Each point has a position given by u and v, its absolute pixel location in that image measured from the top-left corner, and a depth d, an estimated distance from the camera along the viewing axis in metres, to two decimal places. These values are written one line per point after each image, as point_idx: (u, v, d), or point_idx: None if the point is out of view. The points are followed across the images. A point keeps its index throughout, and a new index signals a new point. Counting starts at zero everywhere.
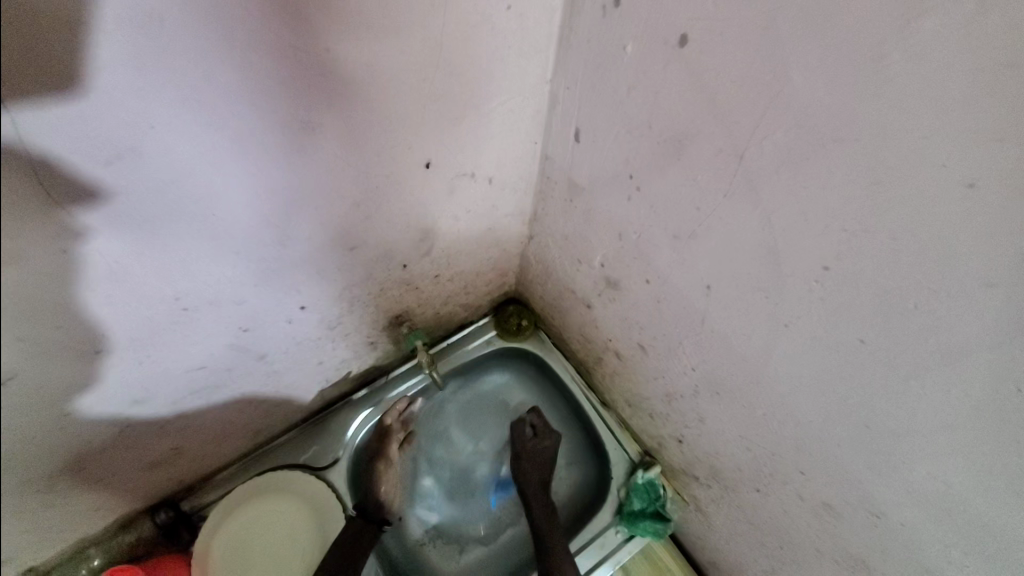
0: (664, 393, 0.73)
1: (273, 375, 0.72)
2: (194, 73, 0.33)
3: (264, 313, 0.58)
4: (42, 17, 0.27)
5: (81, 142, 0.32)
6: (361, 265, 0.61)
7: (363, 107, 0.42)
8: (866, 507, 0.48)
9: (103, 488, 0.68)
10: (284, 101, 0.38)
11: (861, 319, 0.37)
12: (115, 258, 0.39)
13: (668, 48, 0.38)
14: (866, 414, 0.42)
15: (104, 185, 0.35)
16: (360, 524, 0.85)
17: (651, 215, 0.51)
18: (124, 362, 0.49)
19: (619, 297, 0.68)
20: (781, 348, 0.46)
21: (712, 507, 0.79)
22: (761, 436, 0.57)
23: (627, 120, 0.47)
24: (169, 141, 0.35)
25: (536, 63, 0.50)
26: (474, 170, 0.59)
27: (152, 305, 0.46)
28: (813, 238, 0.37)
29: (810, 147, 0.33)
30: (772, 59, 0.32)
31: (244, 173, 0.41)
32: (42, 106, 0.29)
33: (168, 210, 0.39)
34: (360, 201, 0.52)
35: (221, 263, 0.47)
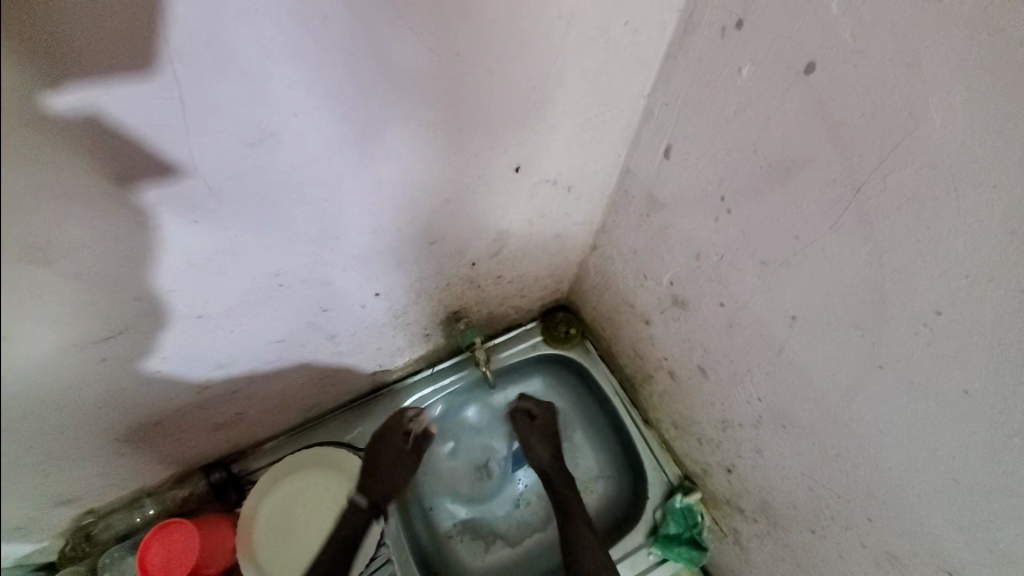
0: (718, 419, 0.72)
1: (338, 355, 0.74)
2: (340, 70, 0.35)
3: (344, 296, 0.60)
4: (227, 9, 0.29)
5: (230, 124, 0.35)
6: (437, 259, 0.63)
7: (473, 108, 0.44)
8: (939, 565, 0.46)
9: (170, 443, 0.73)
10: (406, 99, 0.40)
11: (969, 371, 0.36)
12: (233, 232, 0.42)
13: (791, 74, 0.38)
14: (955, 470, 0.40)
15: (240, 165, 0.37)
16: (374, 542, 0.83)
17: (739, 238, 0.51)
18: (220, 328, 0.53)
19: (685, 318, 0.67)
20: (868, 389, 0.45)
21: (754, 542, 0.77)
22: (827, 476, 0.55)
23: (728, 141, 0.46)
24: (305, 129, 0.38)
25: (638, 78, 0.51)
26: (557, 178, 0.60)
27: (253, 279, 0.49)
28: (927, 281, 0.35)
29: (941, 189, 0.32)
30: (912, 96, 0.31)
31: (359, 163, 0.43)
32: (211, 90, 0.32)
33: (287, 192, 0.42)
34: (450, 199, 0.53)
35: (320, 246, 0.50)
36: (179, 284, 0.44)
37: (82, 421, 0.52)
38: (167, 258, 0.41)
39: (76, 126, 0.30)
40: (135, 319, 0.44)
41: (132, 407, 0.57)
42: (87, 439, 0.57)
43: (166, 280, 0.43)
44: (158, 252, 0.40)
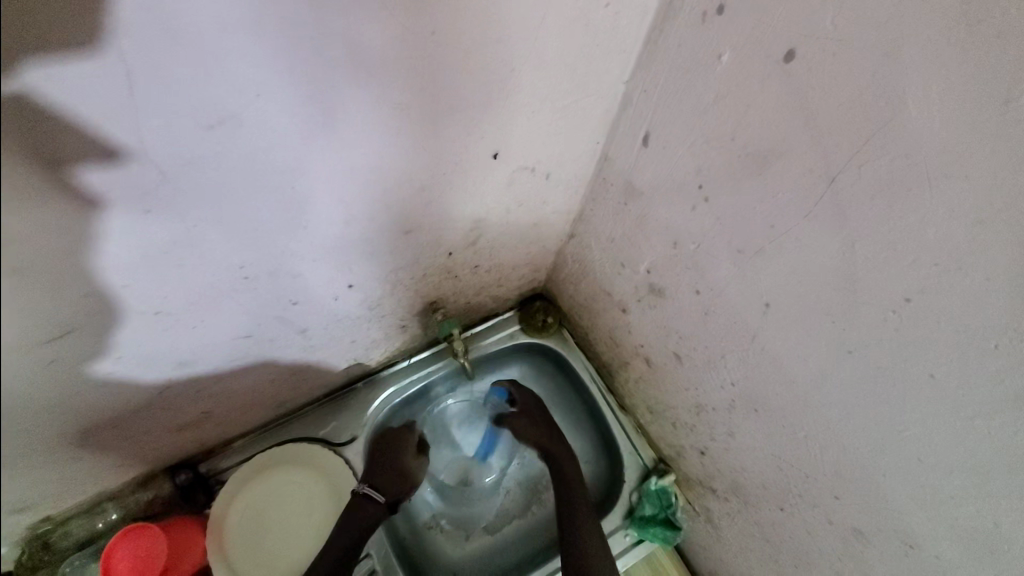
0: (693, 404, 0.73)
1: (310, 349, 0.72)
2: (306, 47, 0.33)
3: (315, 288, 0.58)
4: None
5: (186, 105, 0.32)
6: (412, 249, 0.61)
7: (450, 91, 0.42)
8: (900, 536, 0.49)
9: (131, 445, 0.69)
10: (379, 81, 0.38)
11: (935, 354, 0.37)
12: (192, 222, 0.40)
13: (771, 62, 0.38)
14: (919, 448, 0.42)
15: (197, 150, 0.35)
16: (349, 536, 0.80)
17: (716, 227, 0.51)
18: (180, 324, 0.50)
19: (661, 305, 0.68)
20: (837, 373, 0.46)
21: (726, 521, 0.80)
22: (797, 457, 0.57)
23: (707, 130, 0.46)
24: (269, 111, 0.35)
25: (618, 64, 0.50)
26: (535, 165, 0.59)
27: (217, 272, 0.46)
28: (897, 269, 0.36)
29: (914, 178, 0.33)
30: (889, 86, 0.32)
31: (328, 148, 0.41)
32: (162, 67, 0.29)
33: (251, 179, 0.39)
34: (425, 186, 0.51)
35: (288, 236, 0.47)
36: (134, 279, 0.41)
37: (31, 424, 0.48)
38: (120, 253, 0.38)
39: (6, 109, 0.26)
40: (85, 317, 0.41)
41: (86, 409, 0.53)
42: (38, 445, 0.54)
43: (118, 275, 0.40)
44: (107, 246, 0.37)
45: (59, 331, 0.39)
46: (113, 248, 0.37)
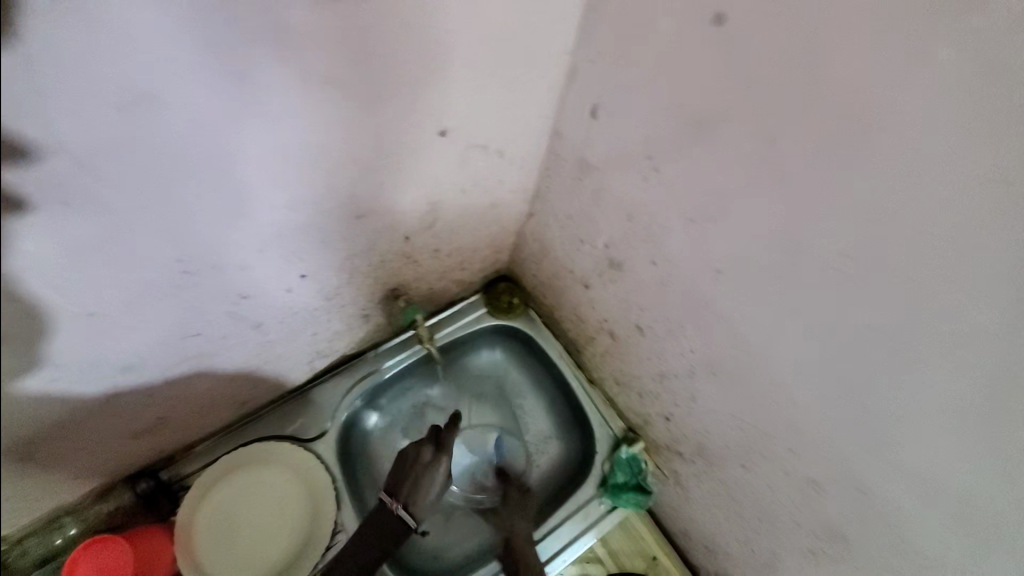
0: (656, 373, 0.75)
1: (266, 346, 0.70)
2: (226, 15, 0.31)
3: (264, 281, 0.56)
4: None
5: (95, 83, 0.30)
6: (364, 235, 0.60)
7: (390, 63, 0.41)
8: (855, 485, 0.50)
9: (83, 457, 0.66)
10: (312, 52, 0.36)
11: (870, 306, 0.39)
12: (122, 215, 0.37)
13: (704, 26, 0.39)
14: (863, 396, 0.44)
15: (115, 133, 0.33)
16: None
17: (666, 196, 0.52)
18: (119, 325, 0.47)
19: (621, 279, 0.69)
20: (785, 332, 0.48)
21: (693, 481, 0.83)
22: (753, 415, 0.59)
23: (652, 99, 0.47)
24: (190, 88, 0.33)
25: (561, 33, 0.50)
26: (487, 143, 0.58)
27: (155, 268, 0.43)
28: (835, 225, 0.38)
29: (843, 136, 0.34)
30: (815, 45, 0.33)
31: (262, 129, 0.39)
32: (63, 39, 0.28)
33: (177, 164, 0.37)
34: (372, 167, 0.50)
35: (229, 225, 0.45)
36: (62, 280, 0.38)
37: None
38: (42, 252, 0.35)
39: None
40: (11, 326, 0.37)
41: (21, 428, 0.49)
42: None
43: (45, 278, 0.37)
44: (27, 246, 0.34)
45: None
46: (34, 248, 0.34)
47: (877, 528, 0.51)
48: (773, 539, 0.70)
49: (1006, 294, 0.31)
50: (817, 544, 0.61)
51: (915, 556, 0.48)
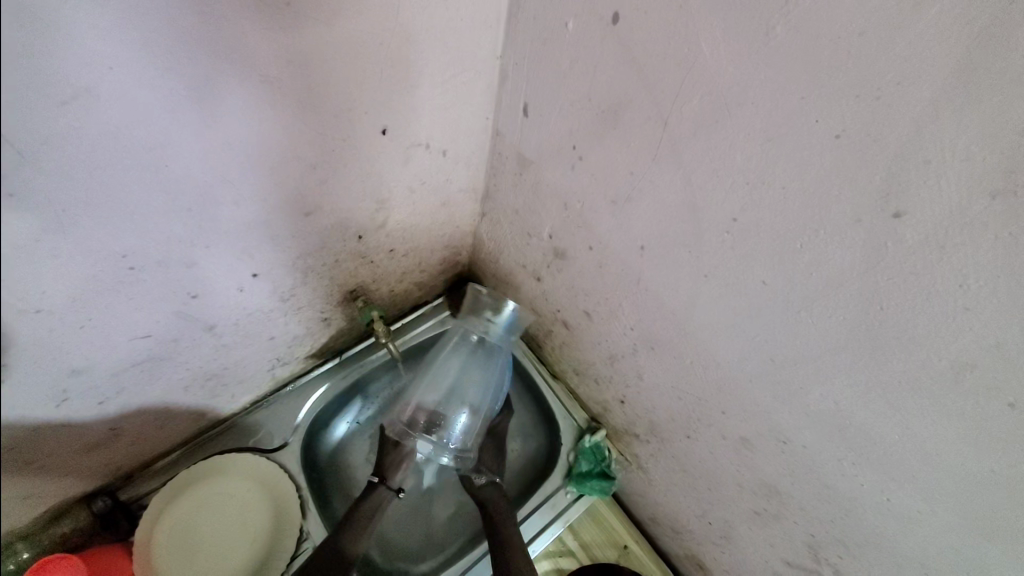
0: (606, 356, 0.79)
1: (222, 350, 0.71)
2: (158, 16, 0.34)
3: (214, 279, 0.58)
4: None
5: (37, 81, 0.32)
6: (315, 233, 0.63)
7: (322, 63, 0.45)
8: (775, 436, 0.55)
9: (35, 474, 0.65)
10: (243, 54, 0.40)
11: (763, 262, 0.44)
12: (63, 208, 0.39)
13: (603, 24, 0.44)
14: (772, 349, 0.49)
15: (55, 127, 0.35)
16: None
17: (592, 182, 0.57)
18: (62, 324, 0.48)
19: (566, 267, 0.74)
20: (703, 298, 0.53)
21: (651, 462, 0.86)
22: (690, 383, 0.63)
23: (570, 93, 0.52)
24: (125, 85, 0.36)
25: (487, 37, 0.55)
26: (428, 142, 0.62)
27: (97, 263, 0.45)
28: (725, 192, 0.43)
29: (720, 112, 0.39)
30: (687, 34, 0.38)
31: (200, 124, 0.42)
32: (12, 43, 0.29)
33: (113, 156, 0.39)
34: (316, 164, 0.54)
35: (171, 220, 0.47)
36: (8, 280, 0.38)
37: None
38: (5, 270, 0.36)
39: None
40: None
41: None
42: None
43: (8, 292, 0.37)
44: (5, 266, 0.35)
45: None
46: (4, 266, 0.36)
47: (803, 477, 0.55)
48: (723, 507, 0.73)
49: (858, 238, 0.36)
50: (758, 503, 0.65)
51: (834, 498, 0.52)
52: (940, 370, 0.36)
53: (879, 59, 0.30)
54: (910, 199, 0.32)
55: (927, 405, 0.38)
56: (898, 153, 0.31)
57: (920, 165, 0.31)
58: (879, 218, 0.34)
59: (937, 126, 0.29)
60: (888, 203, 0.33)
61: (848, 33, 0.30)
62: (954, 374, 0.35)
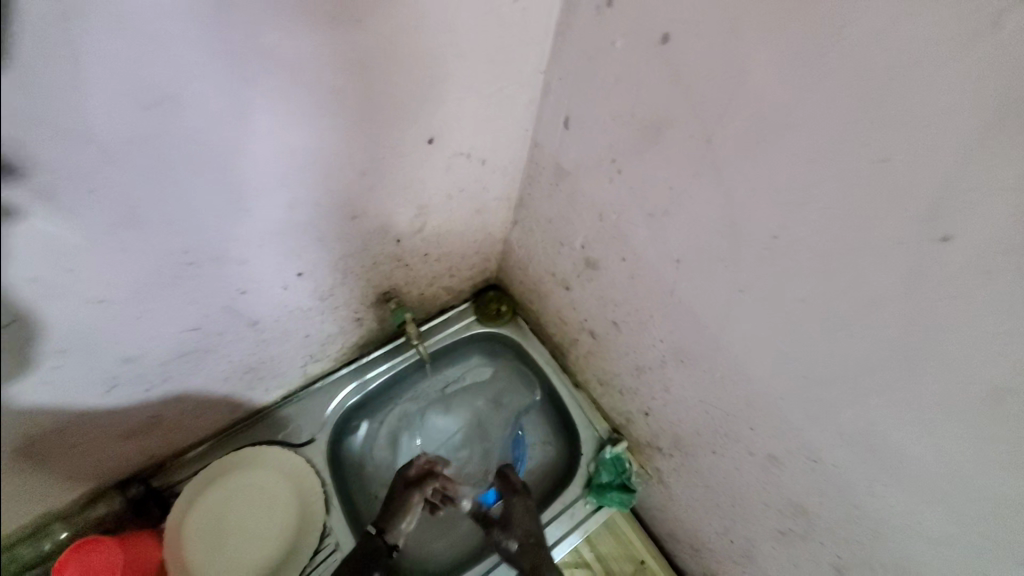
0: (633, 367, 0.80)
1: (261, 345, 0.73)
2: (243, 31, 0.37)
3: (262, 277, 0.60)
4: None
5: (126, 85, 0.35)
6: (357, 236, 0.65)
7: (381, 75, 0.47)
8: (806, 455, 0.55)
9: (79, 456, 0.68)
10: (312, 66, 0.42)
11: (803, 281, 0.45)
12: (136, 204, 0.42)
13: (652, 45, 0.46)
14: (807, 367, 0.49)
15: (139, 129, 0.37)
16: None
17: (630, 195, 0.58)
18: (123, 313, 0.51)
19: (597, 277, 0.75)
20: (738, 313, 0.53)
21: (673, 476, 0.86)
22: (720, 398, 0.64)
23: (613, 109, 0.54)
24: (206, 93, 0.38)
25: (534, 54, 0.57)
26: (470, 151, 0.65)
27: (161, 258, 0.48)
28: (767, 210, 0.44)
29: (766, 132, 0.40)
30: (738, 58, 0.39)
31: (267, 130, 0.44)
32: (107, 49, 0.32)
33: (188, 159, 0.42)
34: (366, 170, 0.56)
35: (232, 220, 0.50)
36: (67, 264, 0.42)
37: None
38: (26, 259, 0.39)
39: None
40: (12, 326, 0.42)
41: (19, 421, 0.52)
42: None
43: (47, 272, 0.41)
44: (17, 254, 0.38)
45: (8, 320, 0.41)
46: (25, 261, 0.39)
47: (833, 498, 0.55)
48: (747, 526, 0.73)
49: (902, 260, 0.37)
50: (784, 523, 0.64)
51: (865, 520, 0.52)
52: (979, 395, 0.36)
53: (932, 88, 0.30)
54: (954, 224, 0.33)
55: (964, 430, 0.38)
56: (946, 179, 0.32)
57: (968, 192, 0.31)
58: (922, 241, 0.35)
59: (986, 155, 0.30)
60: (933, 227, 0.34)
61: (901, 62, 0.31)
62: (992, 399, 0.36)
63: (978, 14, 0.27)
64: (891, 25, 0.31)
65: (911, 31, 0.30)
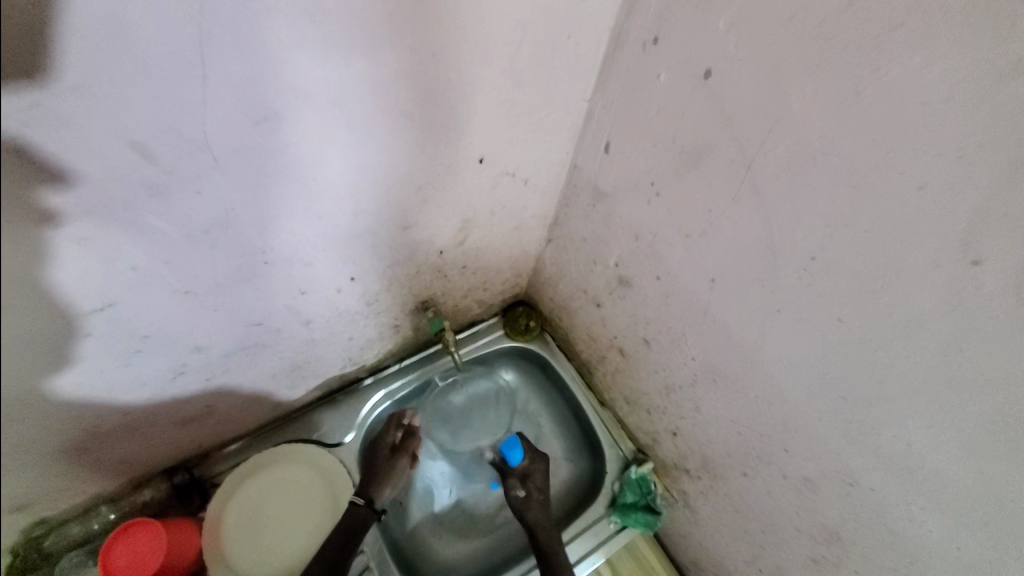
0: (662, 386, 0.81)
1: (310, 344, 0.78)
2: (338, 60, 0.42)
3: (322, 279, 0.66)
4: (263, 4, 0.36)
5: (241, 102, 0.41)
6: (407, 246, 0.70)
7: (446, 101, 0.52)
8: (840, 477, 0.55)
9: (138, 439, 0.73)
10: (388, 89, 0.47)
11: (839, 302, 0.46)
12: (231, 205, 0.48)
13: (695, 78, 0.49)
14: (842, 386, 0.50)
15: (246, 140, 0.43)
16: (342, 532, 0.83)
17: (667, 217, 0.61)
18: (202, 305, 0.57)
19: (630, 295, 0.77)
20: (772, 332, 0.55)
21: (700, 499, 0.85)
22: (752, 417, 0.65)
23: (655, 135, 0.57)
24: (303, 112, 0.44)
25: (581, 84, 0.61)
26: (515, 171, 0.69)
27: (243, 256, 0.54)
28: (805, 233, 0.46)
29: (804, 159, 0.43)
30: (778, 92, 0.43)
31: (345, 146, 0.50)
32: (231, 72, 0.38)
33: (279, 167, 0.48)
34: (422, 185, 0.61)
35: (305, 224, 0.56)
36: (158, 257, 0.47)
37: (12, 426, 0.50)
38: (83, 256, 0.42)
39: (101, 89, 0.34)
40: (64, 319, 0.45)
41: (81, 401, 0.57)
42: (55, 432, 0.58)
43: (103, 269, 0.44)
44: (74, 249, 0.41)
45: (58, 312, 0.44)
46: (86, 257, 0.42)
47: (868, 522, 0.55)
48: (777, 553, 0.72)
49: (938, 281, 0.38)
50: (817, 549, 0.64)
51: (901, 546, 0.52)
52: (1016, 416, 0.37)
53: (965, 122, 0.33)
54: (988, 248, 0.35)
55: (1001, 450, 0.39)
56: (980, 206, 0.34)
57: (1000, 219, 0.33)
58: (959, 263, 0.37)
59: (1017, 184, 0.32)
60: (967, 251, 0.36)
61: (935, 99, 0.34)
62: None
63: (1005, 58, 0.30)
64: (926, 64, 0.33)
65: (944, 71, 0.33)
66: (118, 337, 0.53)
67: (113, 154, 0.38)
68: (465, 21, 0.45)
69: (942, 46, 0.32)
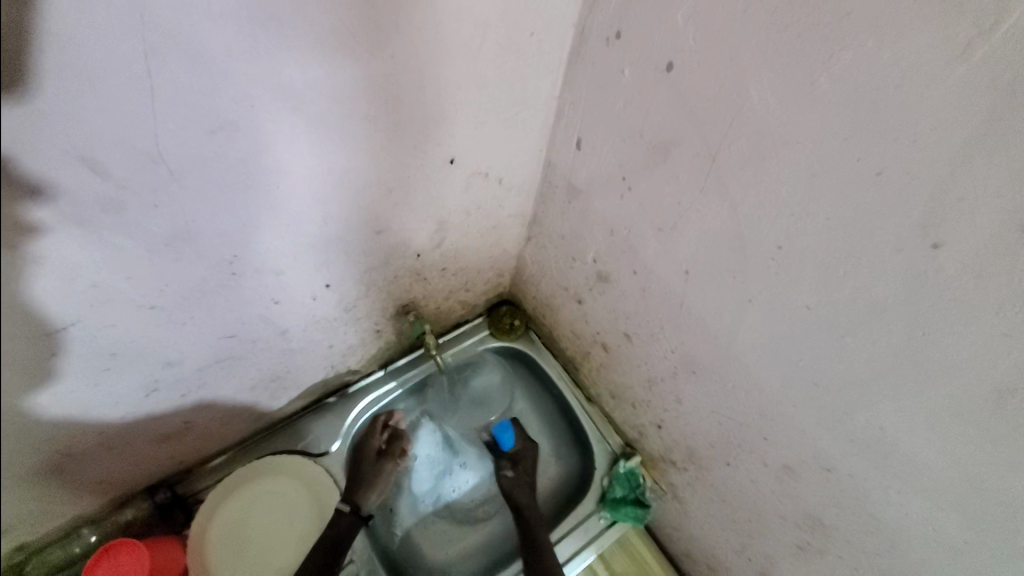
0: (645, 379, 0.82)
1: (289, 353, 0.77)
2: (293, 65, 0.41)
3: (294, 288, 0.65)
4: (209, 13, 0.35)
5: (194, 112, 0.40)
6: (381, 250, 0.70)
7: (410, 103, 0.52)
8: (818, 463, 0.56)
9: (116, 458, 0.71)
10: (349, 92, 0.47)
11: (808, 290, 0.47)
12: (192, 217, 0.47)
13: (658, 72, 0.49)
14: (816, 373, 0.51)
15: (203, 150, 0.43)
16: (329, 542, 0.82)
17: (640, 211, 0.62)
18: (170, 319, 0.56)
19: (609, 291, 0.78)
20: (747, 323, 0.56)
21: (688, 491, 0.86)
22: (731, 407, 0.65)
23: (623, 130, 0.57)
24: (261, 119, 0.44)
25: (549, 81, 0.61)
26: (488, 170, 0.69)
27: (210, 267, 0.53)
28: (770, 223, 0.47)
29: (766, 151, 0.44)
30: (738, 83, 0.43)
31: (309, 152, 0.49)
32: (179, 82, 0.37)
33: (241, 177, 0.47)
34: (392, 189, 0.61)
35: (272, 232, 0.55)
36: (118, 274, 0.46)
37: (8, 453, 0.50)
38: (45, 279, 0.41)
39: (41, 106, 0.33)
40: (38, 343, 0.44)
41: (53, 426, 0.56)
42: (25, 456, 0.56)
43: (61, 289, 0.43)
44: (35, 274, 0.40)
45: (39, 333, 0.44)
46: (47, 280, 0.42)
47: (849, 506, 0.55)
48: (765, 541, 0.72)
49: (899, 265, 0.39)
50: (801, 535, 0.64)
51: (881, 529, 0.53)
52: (982, 395, 0.38)
53: (915, 108, 0.33)
54: (947, 231, 0.35)
55: (968, 429, 0.40)
56: (935, 190, 0.34)
57: (955, 203, 0.34)
58: (919, 248, 0.37)
59: (969, 168, 0.32)
60: (927, 235, 0.36)
61: (886, 86, 0.34)
62: (992, 399, 0.37)
63: (951, 44, 0.30)
64: (876, 50, 0.33)
65: (894, 58, 0.33)
66: (83, 356, 0.52)
67: (62, 172, 0.37)
68: (422, 27, 0.45)
69: (891, 32, 0.32)
